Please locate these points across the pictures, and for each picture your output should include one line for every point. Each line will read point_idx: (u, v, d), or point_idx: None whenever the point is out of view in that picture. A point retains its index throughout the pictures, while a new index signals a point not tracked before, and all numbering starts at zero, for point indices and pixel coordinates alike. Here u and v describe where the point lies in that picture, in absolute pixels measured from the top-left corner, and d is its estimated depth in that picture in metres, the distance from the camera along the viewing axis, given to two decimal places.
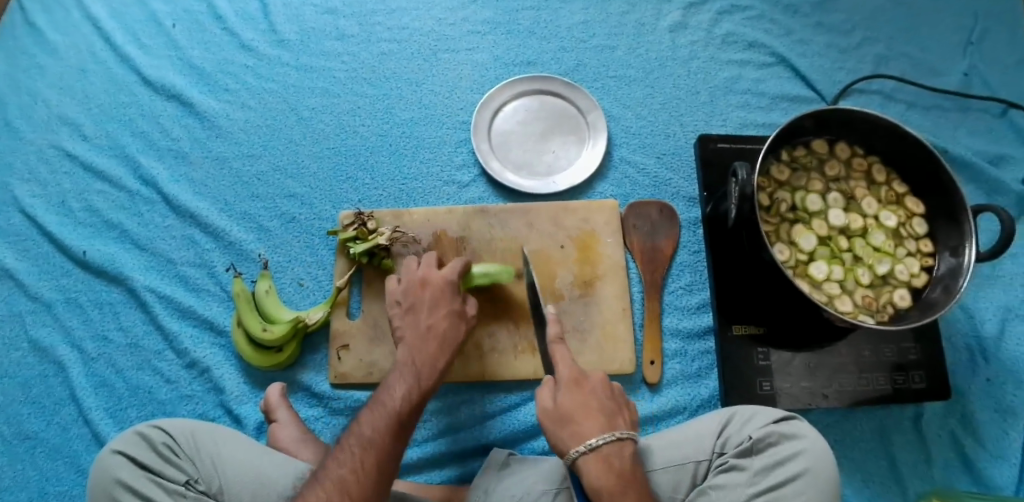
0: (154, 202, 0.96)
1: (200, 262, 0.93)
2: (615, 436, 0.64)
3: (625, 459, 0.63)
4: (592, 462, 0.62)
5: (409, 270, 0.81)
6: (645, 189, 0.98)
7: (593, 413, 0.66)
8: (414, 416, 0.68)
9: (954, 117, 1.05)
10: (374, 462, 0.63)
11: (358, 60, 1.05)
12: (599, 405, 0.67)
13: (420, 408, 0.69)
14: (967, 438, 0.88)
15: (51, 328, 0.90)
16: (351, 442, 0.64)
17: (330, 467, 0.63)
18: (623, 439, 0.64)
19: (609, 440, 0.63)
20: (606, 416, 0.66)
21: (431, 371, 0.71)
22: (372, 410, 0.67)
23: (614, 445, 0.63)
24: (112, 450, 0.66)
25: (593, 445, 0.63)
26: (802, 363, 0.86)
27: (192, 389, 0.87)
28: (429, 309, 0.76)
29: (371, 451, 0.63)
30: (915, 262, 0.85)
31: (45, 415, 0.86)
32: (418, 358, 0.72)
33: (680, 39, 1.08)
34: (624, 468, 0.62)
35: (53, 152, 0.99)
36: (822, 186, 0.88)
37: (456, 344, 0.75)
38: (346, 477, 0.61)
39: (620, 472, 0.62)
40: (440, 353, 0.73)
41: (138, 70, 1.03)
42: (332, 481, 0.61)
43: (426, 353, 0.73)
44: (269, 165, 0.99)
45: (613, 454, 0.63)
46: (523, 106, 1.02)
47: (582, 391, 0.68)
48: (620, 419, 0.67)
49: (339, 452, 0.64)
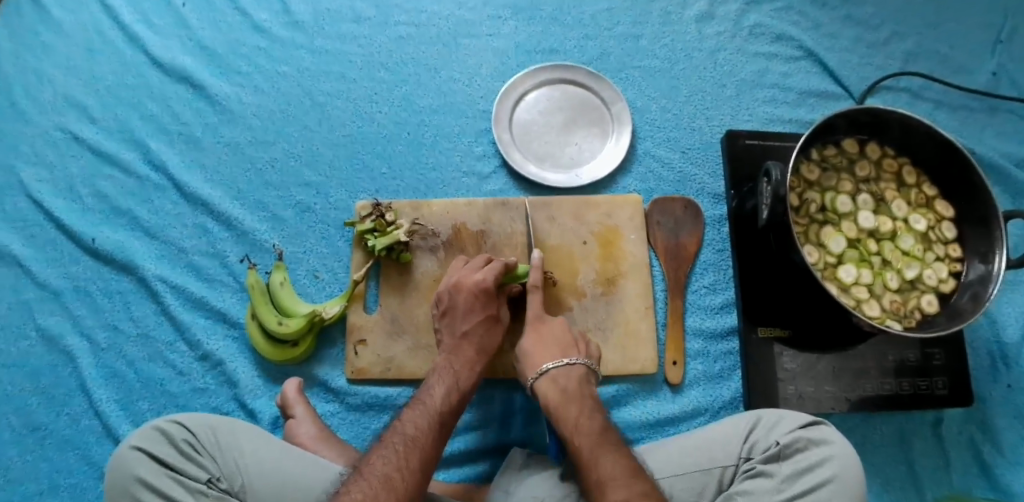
0: (165, 188, 0.93)
1: (212, 252, 0.90)
2: (561, 362, 0.76)
3: (571, 379, 0.75)
4: (545, 383, 0.75)
5: (455, 269, 0.85)
6: (670, 184, 0.95)
7: (547, 346, 0.78)
8: (452, 419, 0.73)
9: (982, 117, 1.03)
10: (418, 457, 0.65)
11: (374, 43, 1.01)
12: (555, 339, 0.79)
13: (456, 412, 0.74)
14: (987, 444, 0.88)
15: (59, 317, 0.87)
16: (395, 440, 0.66)
17: (374, 464, 0.63)
18: (573, 364, 0.76)
19: (559, 364, 0.76)
20: (561, 349, 0.78)
21: (468, 378, 0.77)
22: (414, 409, 0.71)
23: (561, 369, 0.76)
24: (129, 446, 0.64)
25: (542, 371, 0.76)
26: (826, 367, 0.85)
27: (205, 382, 0.85)
28: (464, 312, 0.80)
29: (414, 447, 0.66)
30: (943, 267, 0.83)
31: (54, 407, 0.83)
32: (457, 365, 0.77)
33: (707, 30, 1.05)
34: (571, 387, 0.74)
35: (59, 134, 0.95)
36: (852, 186, 0.86)
37: (490, 351, 0.80)
38: (392, 474, 0.62)
39: (567, 390, 0.74)
40: (477, 359, 0.78)
41: (146, 49, 0.99)
42: (379, 478, 0.61)
43: (464, 360, 0.78)
44: (283, 151, 0.95)
45: (560, 376, 0.75)
46: (545, 96, 0.99)
47: (539, 329, 0.80)
48: (575, 349, 0.79)
49: (382, 449, 0.65)
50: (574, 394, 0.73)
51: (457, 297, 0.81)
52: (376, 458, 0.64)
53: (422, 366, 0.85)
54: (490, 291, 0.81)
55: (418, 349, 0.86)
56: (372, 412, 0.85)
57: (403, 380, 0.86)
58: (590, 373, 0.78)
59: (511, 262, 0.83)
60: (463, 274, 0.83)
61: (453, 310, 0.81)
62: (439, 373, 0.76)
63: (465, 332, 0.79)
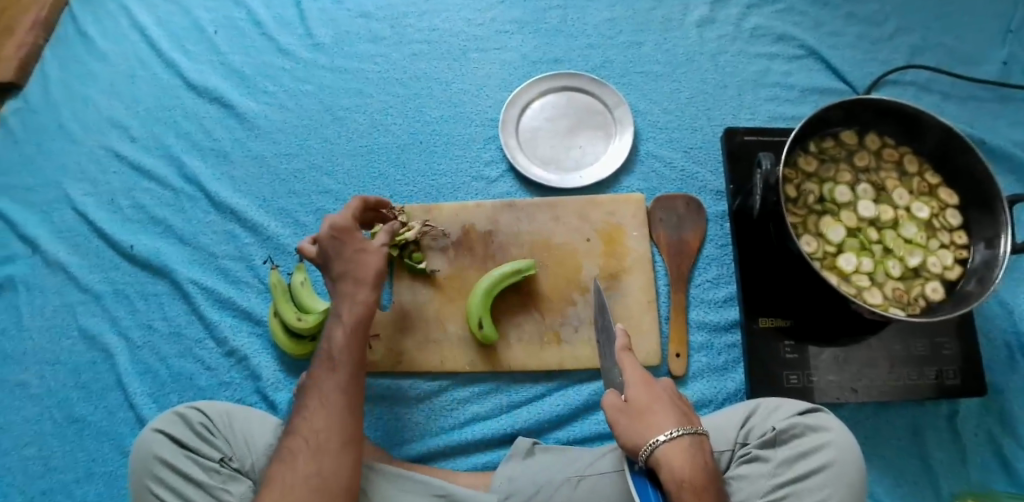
0: (197, 198, 1.01)
1: (239, 256, 0.97)
2: (696, 430, 0.64)
3: (704, 455, 0.63)
4: (675, 451, 0.62)
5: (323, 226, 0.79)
6: (671, 183, 0.98)
7: (668, 407, 0.66)
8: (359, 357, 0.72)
9: (993, 108, 1.02)
10: (339, 414, 0.67)
11: (389, 60, 1.08)
12: (673, 401, 0.67)
13: (356, 352, 0.72)
14: (1005, 437, 0.86)
15: (99, 318, 0.95)
16: (312, 398, 0.68)
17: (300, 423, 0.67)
18: (701, 436, 0.64)
19: (692, 433, 0.63)
20: (683, 415, 0.66)
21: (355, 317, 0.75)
22: (319, 361, 0.72)
23: (695, 439, 0.63)
24: (152, 428, 0.69)
25: (675, 435, 0.62)
26: (831, 357, 0.85)
27: (230, 376, 0.91)
28: (348, 258, 0.78)
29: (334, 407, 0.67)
30: (948, 254, 0.83)
31: (94, 400, 0.91)
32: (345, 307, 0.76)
33: (707, 34, 1.08)
34: (703, 460, 0.63)
35: (103, 152, 1.04)
36: (851, 177, 0.87)
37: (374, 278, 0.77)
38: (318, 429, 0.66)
39: (702, 467, 0.62)
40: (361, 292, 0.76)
41: (182, 74, 1.08)
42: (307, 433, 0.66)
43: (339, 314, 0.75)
44: (306, 163, 1.02)
45: (696, 448, 0.63)
46: (550, 103, 1.04)
47: (654, 391, 0.67)
48: (693, 418, 0.67)
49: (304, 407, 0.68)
50: (711, 476, 0.62)
51: (349, 267, 0.77)
52: (299, 427, 0.66)
53: (432, 359, 0.90)
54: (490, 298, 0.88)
55: (429, 343, 0.90)
56: (383, 403, 0.89)
57: (415, 373, 0.90)
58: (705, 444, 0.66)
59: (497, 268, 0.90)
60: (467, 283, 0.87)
61: (344, 276, 0.77)
62: (336, 313, 0.76)
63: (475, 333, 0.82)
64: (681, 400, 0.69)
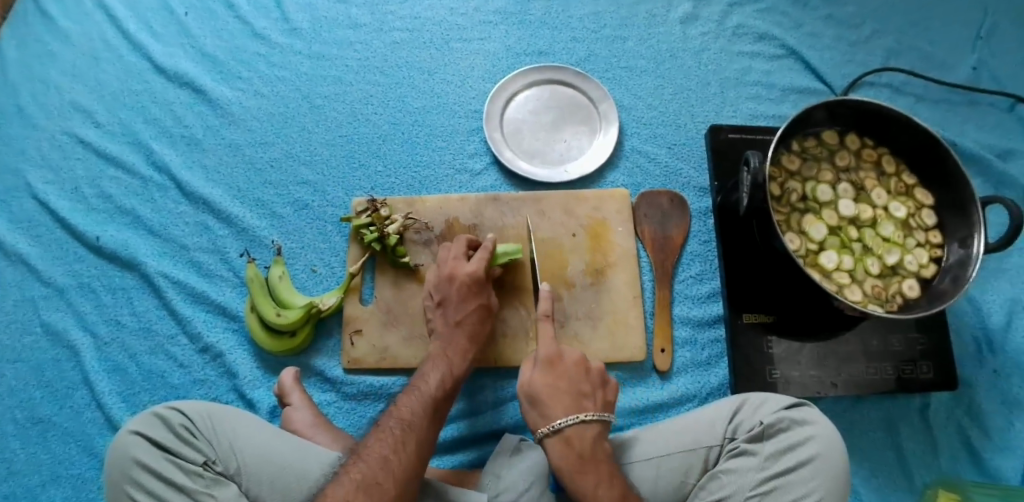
0: (167, 188, 0.96)
1: (213, 249, 0.93)
2: (577, 418, 0.74)
3: (587, 440, 0.73)
4: (555, 441, 0.73)
5: (444, 258, 0.87)
6: (656, 179, 0.98)
7: (561, 395, 0.76)
8: (445, 404, 0.76)
9: (962, 111, 1.05)
10: (410, 453, 0.67)
11: (370, 48, 1.05)
12: (569, 389, 0.77)
13: (448, 397, 0.77)
14: (972, 428, 0.89)
15: (63, 313, 0.90)
16: (392, 425, 0.69)
17: (372, 446, 0.67)
18: (587, 422, 0.74)
19: (572, 423, 0.73)
20: (574, 402, 0.76)
21: (460, 364, 0.80)
22: (409, 396, 0.74)
23: (576, 427, 0.73)
24: (129, 431, 0.67)
25: (556, 427, 0.74)
26: (811, 352, 0.87)
27: (205, 373, 0.88)
28: (457, 303, 0.83)
29: (409, 440, 0.68)
30: (923, 252, 0.86)
31: (58, 400, 0.86)
32: (450, 350, 0.80)
33: (691, 31, 1.08)
34: (584, 447, 0.72)
35: (66, 139, 0.99)
36: (832, 176, 0.88)
37: (483, 338, 0.84)
38: (390, 456, 0.65)
39: (579, 452, 0.72)
40: (469, 347, 0.82)
41: (150, 58, 1.03)
42: (375, 458, 0.65)
43: (455, 353, 0.80)
44: (283, 152, 0.99)
45: (575, 435, 0.73)
46: (534, 96, 1.02)
47: (552, 376, 0.78)
48: (589, 402, 0.76)
49: (379, 433, 0.68)
50: (592, 459, 0.71)
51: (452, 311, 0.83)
52: (366, 456, 0.65)
53: (416, 355, 0.88)
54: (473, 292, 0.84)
55: (413, 338, 0.89)
56: (368, 401, 0.87)
57: (399, 369, 0.89)
58: (605, 427, 0.75)
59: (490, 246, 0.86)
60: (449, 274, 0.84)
61: (457, 326, 0.82)
62: (441, 359, 0.80)
63: (454, 328, 0.82)
64: (586, 384, 0.78)
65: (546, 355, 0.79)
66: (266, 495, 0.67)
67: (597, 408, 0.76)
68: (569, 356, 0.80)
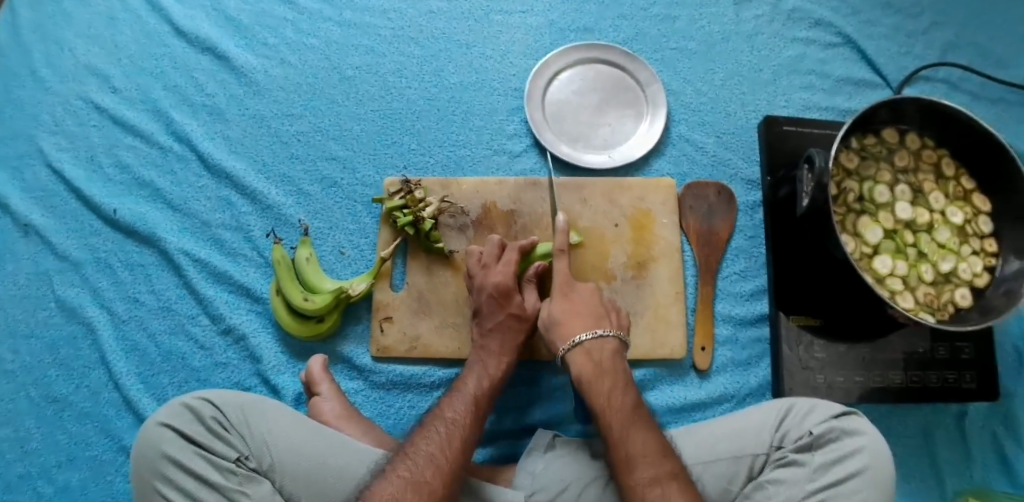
0: (187, 159, 0.91)
1: (236, 226, 0.88)
2: (596, 333, 0.75)
3: (605, 353, 0.74)
4: (577, 353, 0.74)
5: (472, 258, 0.83)
6: (702, 169, 0.94)
7: (581, 317, 0.77)
8: (489, 404, 0.75)
9: (1019, 112, 1.01)
10: (456, 450, 0.66)
11: (404, 17, 0.98)
12: (587, 311, 0.78)
13: (492, 397, 0.75)
14: (1009, 440, 0.87)
15: (79, 289, 0.85)
16: (436, 424, 0.69)
17: (418, 444, 0.66)
18: (605, 337, 0.75)
19: (592, 336, 0.75)
20: (594, 319, 0.77)
21: (497, 363, 0.77)
22: (451, 397, 0.73)
23: (595, 341, 0.75)
24: (158, 423, 0.64)
25: (576, 341, 0.75)
26: (855, 357, 0.84)
27: (228, 357, 0.84)
28: (486, 312, 0.80)
29: (454, 437, 0.67)
30: (979, 261, 0.82)
31: (74, 379, 0.82)
32: (486, 353, 0.78)
33: (744, 13, 1.02)
34: (603, 359, 0.74)
35: (80, 104, 0.93)
36: (890, 177, 0.84)
37: (519, 344, 0.79)
38: (436, 453, 0.65)
39: (597, 362, 0.73)
40: (503, 351, 0.78)
41: (170, 19, 0.96)
42: (423, 456, 0.65)
43: (493, 351, 0.78)
44: (311, 125, 0.93)
45: (594, 348, 0.74)
46: (578, 76, 0.97)
47: (570, 301, 0.78)
48: (606, 322, 0.78)
49: (425, 431, 0.68)
50: (607, 368, 0.73)
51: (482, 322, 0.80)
52: (413, 453, 0.65)
53: (450, 345, 0.85)
54: (512, 290, 0.80)
55: (446, 328, 0.85)
56: (397, 390, 0.84)
57: (430, 359, 0.85)
58: (623, 346, 0.77)
59: (526, 246, 0.83)
60: (483, 275, 0.81)
61: (489, 336, 0.79)
62: (479, 361, 0.78)
63: (490, 331, 0.79)
64: (602, 307, 0.80)
65: (561, 287, 0.79)
66: (301, 493, 0.65)
67: (614, 328, 0.78)
68: (581, 286, 0.81)
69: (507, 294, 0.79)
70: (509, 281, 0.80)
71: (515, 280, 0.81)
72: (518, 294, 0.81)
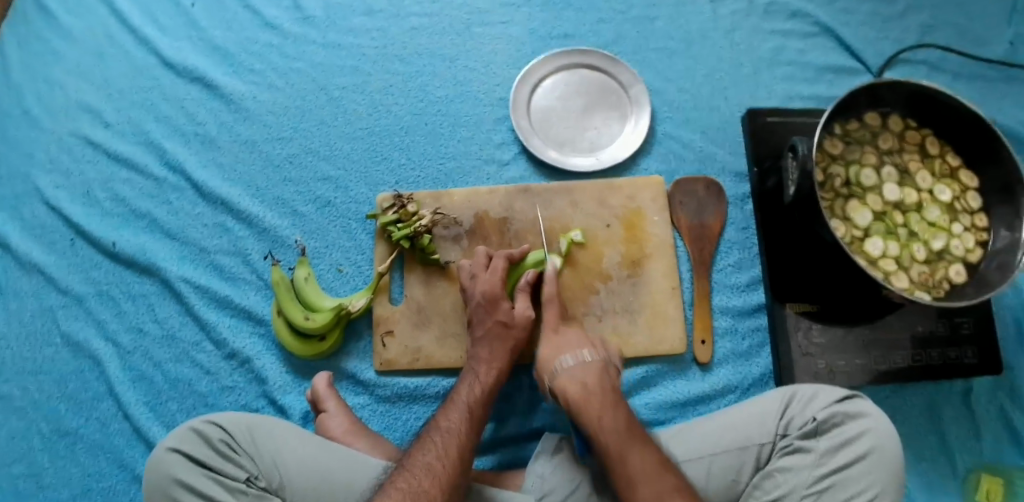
0: (183, 189, 0.93)
1: (234, 250, 0.90)
2: (580, 359, 0.74)
3: (590, 375, 0.72)
4: (565, 380, 0.72)
5: (462, 269, 0.85)
6: (690, 165, 0.96)
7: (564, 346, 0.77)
8: (484, 412, 0.74)
9: (1001, 87, 1.01)
10: (452, 459, 0.66)
11: (387, 35, 1.01)
12: (573, 340, 0.78)
13: (487, 404, 0.75)
14: (1016, 413, 0.87)
15: (83, 322, 0.87)
16: (432, 434, 0.69)
17: (415, 455, 0.67)
18: (591, 361, 0.74)
19: (576, 362, 0.74)
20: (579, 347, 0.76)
21: (488, 370, 0.78)
22: (446, 408, 0.73)
23: (579, 366, 0.73)
24: (169, 448, 0.65)
25: (560, 370, 0.74)
26: (856, 340, 0.85)
27: (233, 380, 0.85)
28: (475, 322, 0.81)
29: (449, 445, 0.67)
30: (970, 237, 0.83)
31: (83, 411, 0.83)
32: (479, 362, 0.79)
33: (721, 10, 1.04)
34: (589, 380, 0.71)
35: (76, 141, 0.95)
36: (876, 159, 0.85)
37: (509, 349, 0.80)
38: (433, 462, 0.65)
39: (586, 386, 0.70)
40: (494, 357, 0.79)
41: (159, 53, 0.98)
42: (421, 466, 0.65)
43: (482, 359, 0.79)
44: (302, 147, 0.95)
45: (580, 373, 0.72)
46: (562, 81, 0.98)
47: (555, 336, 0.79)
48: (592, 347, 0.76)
49: (421, 443, 0.68)
50: (597, 389, 0.70)
51: (474, 331, 0.81)
52: (410, 464, 0.65)
53: (451, 355, 0.85)
54: (500, 297, 0.81)
55: (446, 338, 0.86)
56: (403, 403, 0.85)
57: (434, 369, 0.86)
58: (609, 369, 0.74)
59: (516, 255, 0.85)
60: (472, 285, 0.82)
61: (480, 342, 0.80)
62: (471, 369, 0.78)
63: (479, 338, 0.80)
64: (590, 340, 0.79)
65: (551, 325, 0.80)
66: None
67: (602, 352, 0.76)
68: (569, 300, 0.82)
69: (495, 300, 0.81)
70: (496, 288, 0.81)
71: (502, 286, 0.82)
72: (506, 300, 0.82)
